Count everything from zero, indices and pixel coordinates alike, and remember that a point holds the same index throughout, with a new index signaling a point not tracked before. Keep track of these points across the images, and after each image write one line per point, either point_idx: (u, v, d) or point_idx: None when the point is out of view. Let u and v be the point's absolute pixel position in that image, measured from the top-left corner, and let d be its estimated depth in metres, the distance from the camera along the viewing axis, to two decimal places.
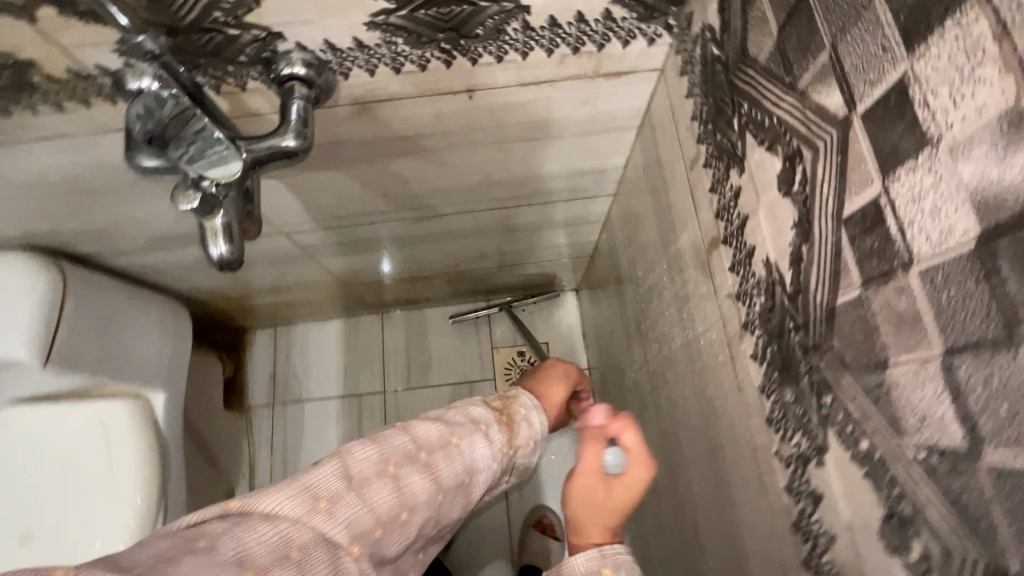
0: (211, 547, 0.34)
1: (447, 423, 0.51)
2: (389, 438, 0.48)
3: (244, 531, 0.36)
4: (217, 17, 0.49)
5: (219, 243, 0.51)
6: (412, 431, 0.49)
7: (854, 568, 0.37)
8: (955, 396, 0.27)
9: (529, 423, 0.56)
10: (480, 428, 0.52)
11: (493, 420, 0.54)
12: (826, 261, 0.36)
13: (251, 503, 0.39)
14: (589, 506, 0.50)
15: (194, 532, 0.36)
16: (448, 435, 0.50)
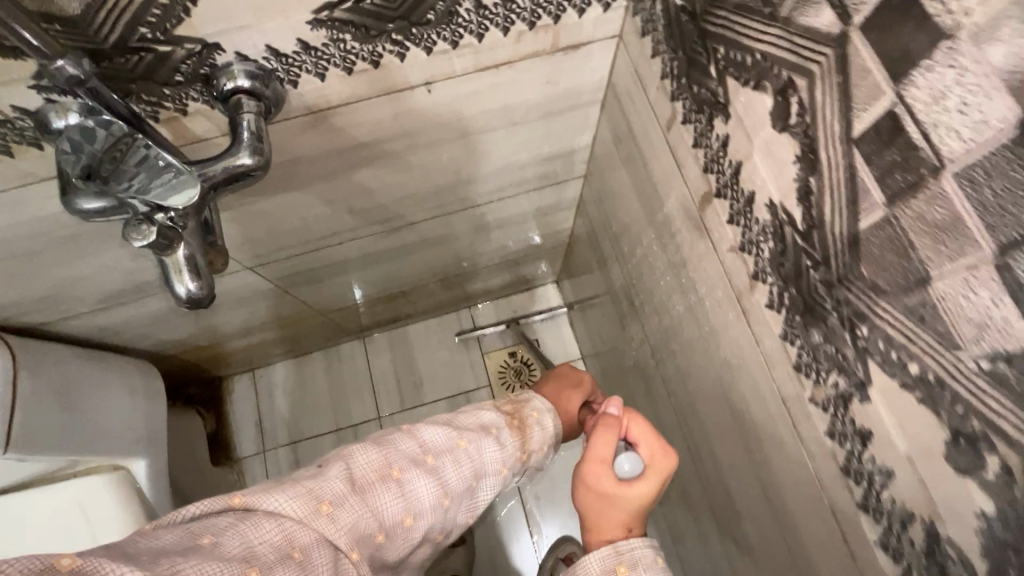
0: (213, 544, 0.39)
1: (457, 427, 0.53)
2: (397, 441, 0.51)
3: (245, 529, 0.41)
4: (144, 33, 0.45)
5: (185, 280, 0.47)
6: (421, 435, 0.52)
7: (920, 500, 0.36)
8: (1015, 295, 0.25)
9: (542, 427, 0.57)
10: (490, 433, 0.54)
11: (504, 424, 0.55)
12: (840, 187, 0.34)
13: (254, 503, 0.43)
14: (600, 498, 0.51)
15: (200, 526, 0.41)
16: (456, 439, 0.52)
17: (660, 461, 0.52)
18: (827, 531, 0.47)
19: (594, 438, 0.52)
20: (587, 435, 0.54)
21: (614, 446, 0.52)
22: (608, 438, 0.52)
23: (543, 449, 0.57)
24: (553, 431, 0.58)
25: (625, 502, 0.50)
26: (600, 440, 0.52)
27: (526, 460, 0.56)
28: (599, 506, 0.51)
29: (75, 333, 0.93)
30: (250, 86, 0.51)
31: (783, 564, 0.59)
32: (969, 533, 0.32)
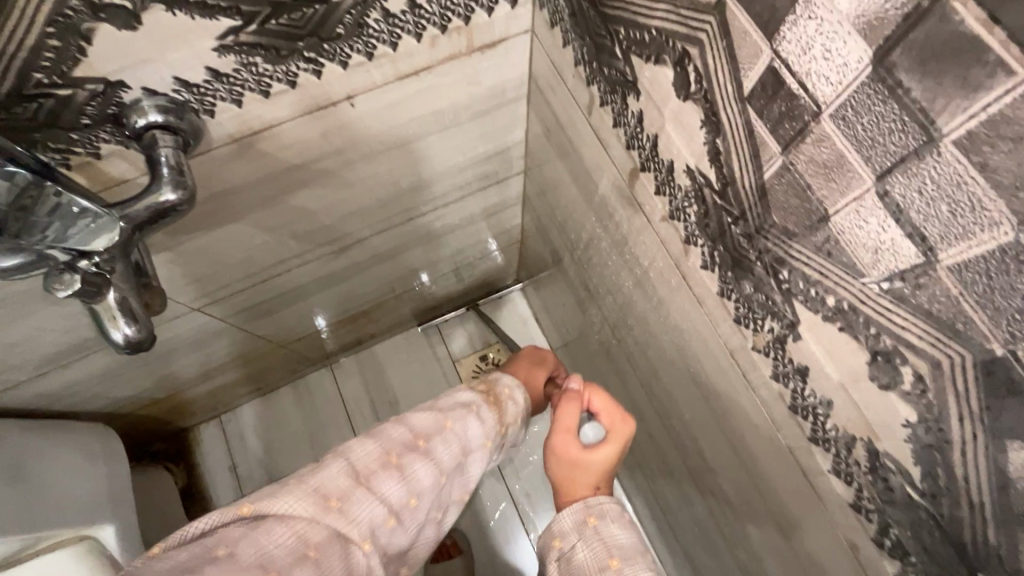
0: (229, 554, 0.39)
1: (440, 409, 0.53)
2: (388, 430, 0.51)
3: (260, 537, 0.41)
4: (40, 79, 0.43)
5: (122, 326, 0.46)
6: (408, 421, 0.52)
7: (857, 424, 0.38)
8: (897, 216, 0.28)
9: (513, 402, 0.59)
10: (473, 410, 0.54)
11: (482, 401, 0.56)
12: (742, 143, 0.37)
13: (261, 508, 0.43)
14: (567, 463, 0.52)
15: (211, 540, 0.41)
16: (443, 419, 0.52)
17: (621, 426, 0.53)
18: (789, 470, 0.50)
19: (559, 410, 0.54)
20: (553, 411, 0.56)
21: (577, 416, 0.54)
22: (572, 408, 0.54)
23: (517, 421, 0.59)
24: (523, 408, 0.60)
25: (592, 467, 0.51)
26: (565, 411, 0.54)
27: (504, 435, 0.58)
28: (563, 474, 0.52)
29: (15, 405, 0.88)
30: (163, 120, 0.50)
31: (759, 512, 0.62)
32: (901, 443, 0.35)
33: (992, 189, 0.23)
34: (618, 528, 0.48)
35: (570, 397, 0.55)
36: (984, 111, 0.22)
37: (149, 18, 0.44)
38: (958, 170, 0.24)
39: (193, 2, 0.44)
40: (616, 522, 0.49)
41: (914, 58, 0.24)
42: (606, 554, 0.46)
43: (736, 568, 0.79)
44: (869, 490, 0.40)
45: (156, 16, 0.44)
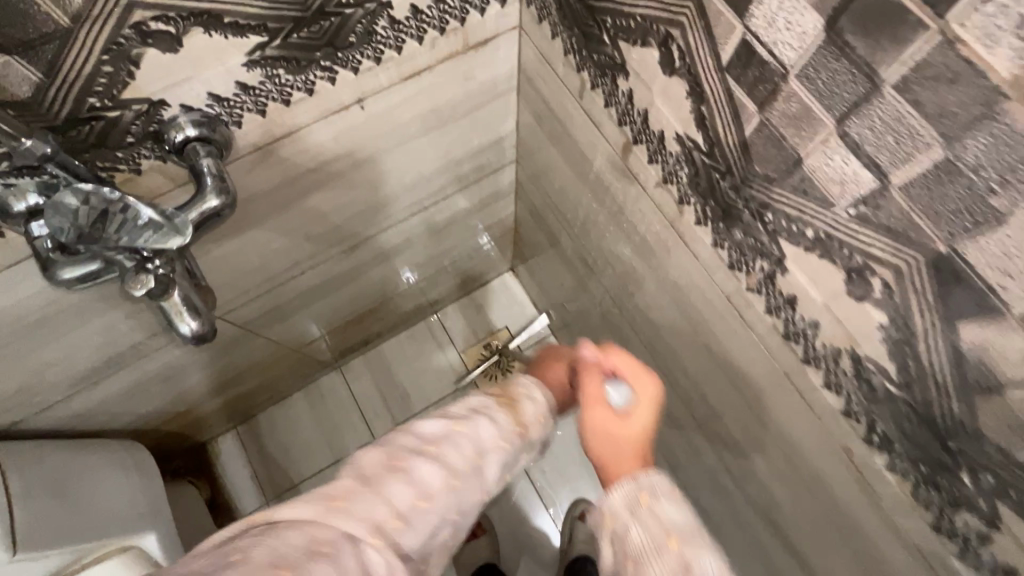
0: (239, 557, 0.42)
1: (449, 415, 0.57)
2: (398, 438, 0.55)
3: (268, 540, 0.44)
4: (93, 102, 0.48)
5: (187, 320, 0.52)
6: (416, 429, 0.56)
7: (841, 336, 0.45)
8: (856, 151, 0.34)
9: (532, 400, 0.63)
10: (482, 413, 0.58)
11: (493, 404, 0.60)
12: (724, 107, 0.43)
13: (271, 516, 0.47)
14: (604, 429, 0.55)
15: (225, 547, 0.44)
16: (451, 424, 0.56)
17: (649, 388, 0.57)
18: (788, 395, 0.57)
19: (582, 380, 0.58)
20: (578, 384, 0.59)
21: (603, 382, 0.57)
22: (595, 376, 0.58)
23: (539, 420, 0.62)
24: (544, 404, 0.63)
25: (631, 427, 0.54)
26: (589, 380, 0.58)
27: (525, 434, 0.60)
28: (606, 444, 0.54)
29: (50, 426, 0.91)
30: (198, 133, 0.54)
31: (763, 445, 0.69)
32: (878, 345, 0.42)
33: (924, 118, 0.30)
34: (671, 505, 0.48)
35: (590, 365, 0.58)
36: (911, 59, 0.29)
37: (189, 40, 0.49)
38: (897, 107, 0.31)
39: (227, 23, 0.49)
40: (668, 500, 0.49)
41: (857, 22, 0.31)
42: (664, 532, 0.46)
43: (746, 505, 0.87)
44: (857, 395, 0.47)
45: (195, 38, 0.49)
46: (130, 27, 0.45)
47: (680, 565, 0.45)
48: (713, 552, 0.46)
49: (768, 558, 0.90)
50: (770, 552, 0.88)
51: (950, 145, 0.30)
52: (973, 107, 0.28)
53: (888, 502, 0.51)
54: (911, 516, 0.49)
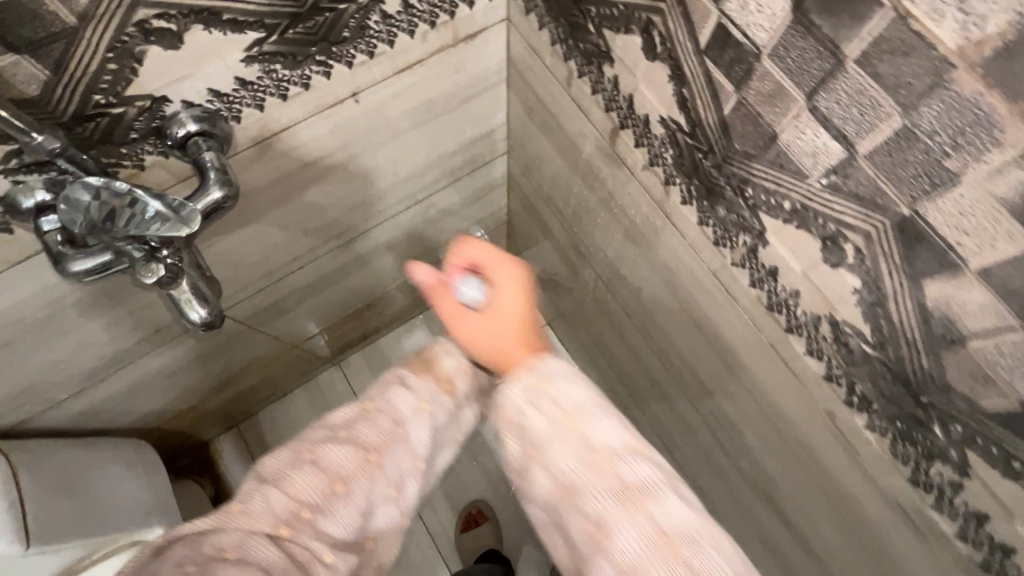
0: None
1: (360, 397, 0.54)
2: (307, 433, 0.51)
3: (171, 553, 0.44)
4: (98, 100, 0.50)
5: (197, 307, 0.54)
6: (326, 419, 0.52)
7: (820, 303, 0.47)
8: (825, 124, 0.37)
9: (449, 352, 0.57)
10: (395, 383, 0.54)
11: (409, 371, 0.55)
12: (704, 89, 0.46)
13: (175, 534, 0.46)
14: (478, 328, 0.56)
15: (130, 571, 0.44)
16: (361, 405, 0.53)
17: (503, 272, 0.57)
18: (774, 364, 0.59)
19: (436, 299, 0.58)
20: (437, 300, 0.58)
21: (454, 289, 0.57)
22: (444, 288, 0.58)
23: (463, 372, 0.56)
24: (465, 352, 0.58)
25: (502, 316, 0.56)
26: (443, 295, 0.58)
27: (453, 389, 0.56)
28: (489, 341, 0.56)
29: (57, 425, 0.93)
30: (200, 128, 0.56)
31: (754, 417, 0.71)
32: (853, 308, 0.44)
33: (884, 91, 0.33)
34: (567, 385, 0.50)
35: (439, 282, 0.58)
36: (869, 36, 0.32)
37: (189, 38, 0.51)
38: (860, 81, 0.33)
39: (226, 20, 0.51)
40: (562, 380, 0.51)
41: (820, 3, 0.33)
42: (560, 412, 0.49)
43: (740, 479, 0.90)
44: (837, 359, 0.50)
45: (195, 35, 0.51)
46: (133, 26, 0.47)
47: (582, 440, 0.48)
48: (613, 417, 0.50)
49: (763, 529, 0.93)
50: (764, 524, 0.91)
51: (909, 114, 0.32)
52: (926, 78, 0.30)
53: (869, 462, 0.54)
54: (891, 473, 0.52)
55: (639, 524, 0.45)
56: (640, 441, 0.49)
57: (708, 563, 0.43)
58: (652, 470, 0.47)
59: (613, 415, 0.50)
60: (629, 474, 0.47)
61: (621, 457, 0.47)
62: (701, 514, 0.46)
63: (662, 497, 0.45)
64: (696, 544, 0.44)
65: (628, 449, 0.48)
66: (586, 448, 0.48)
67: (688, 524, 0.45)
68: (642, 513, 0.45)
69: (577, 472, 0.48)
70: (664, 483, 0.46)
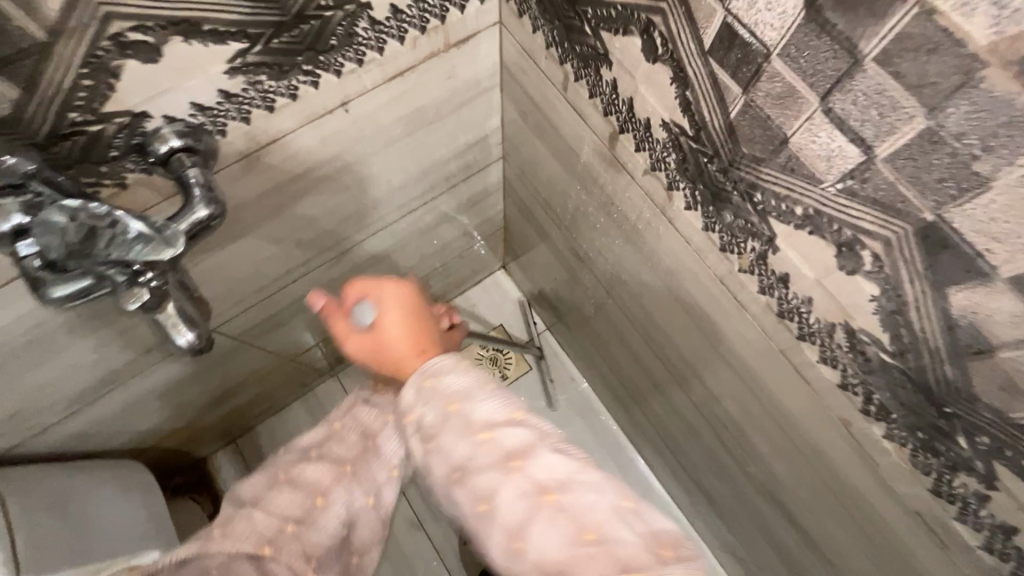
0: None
1: (330, 417, 0.61)
2: (284, 456, 0.59)
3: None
4: (74, 117, 0.48)
5: (184, 331, 0.53)
6: (301, 441, 0.60)
7: (834, 311, 0.46)
8: (840, 127, 0.35)
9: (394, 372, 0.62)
10: (361, 399, 0.61)
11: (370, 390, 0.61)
12: (709, 91, 0.44)
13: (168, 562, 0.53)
14: (374, 348, 0.57)
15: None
16: (331, 424, 0.60)
17: (388, 291, 0.59)
18: (784, 372, 0.57)
19: (334, 326, 0.60)
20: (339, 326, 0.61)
21: (350, 315, 0.60)
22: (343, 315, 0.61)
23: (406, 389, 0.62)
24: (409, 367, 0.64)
25: (387, 333, 0.57)
26: (340, 322, 0.60)
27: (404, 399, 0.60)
28: (381, 358, 0.57)
29: (46, 449, 0.90)
30: (183, 144, 0.54)
31: (763, 424, 0.70)
32: (871, 316, 0.42)
33: (906, 91, 0.31)
34: (450, 377, 0.52)
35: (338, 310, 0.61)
36: (891, 33, 0.30)
37: (168, 50, 0.48)
38: (880, 81, 0.32)
39: (207, 30, 0.49)
40: (448, 370, 0.52)
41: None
42: (444, 402, 0.51)
43: (749, 484, 0.88)
44: (852, 367, 0.48)
45: (174, 47, 0.48)
46: (107, 39, 0.45)
47: (460, 419, 0.50)
48: (492, 392, 0.51)
49: (773, 535, 0.91)
50: (775, 529, 0.89)
51: (934, 115, 0.30)
52: (954, 76, 0.29)
53: (887, 472, 0.52)
54: (911, 484, 0.50)
55: (518, 483, 0.47)
56: (516, 408, 0.50)
57: (583, 502, 0.46)
58: (527, 432, 0.49)
59: (493, 391, 0.51)
60: (505, 440, 0.49)
61: (499, 426, 0.49)
62: (577, 460, 0.48)
63: (537, 454, 0.48)
64: (570, 487, 0.47)
65: (505, 418, 0.50)
66: (468, 427, 0.50)
67: (563, 473, 0.47)
68: (519, 472, 0.47)
69: (463, 454, 0.49)
70: (537, 441, 0.48)
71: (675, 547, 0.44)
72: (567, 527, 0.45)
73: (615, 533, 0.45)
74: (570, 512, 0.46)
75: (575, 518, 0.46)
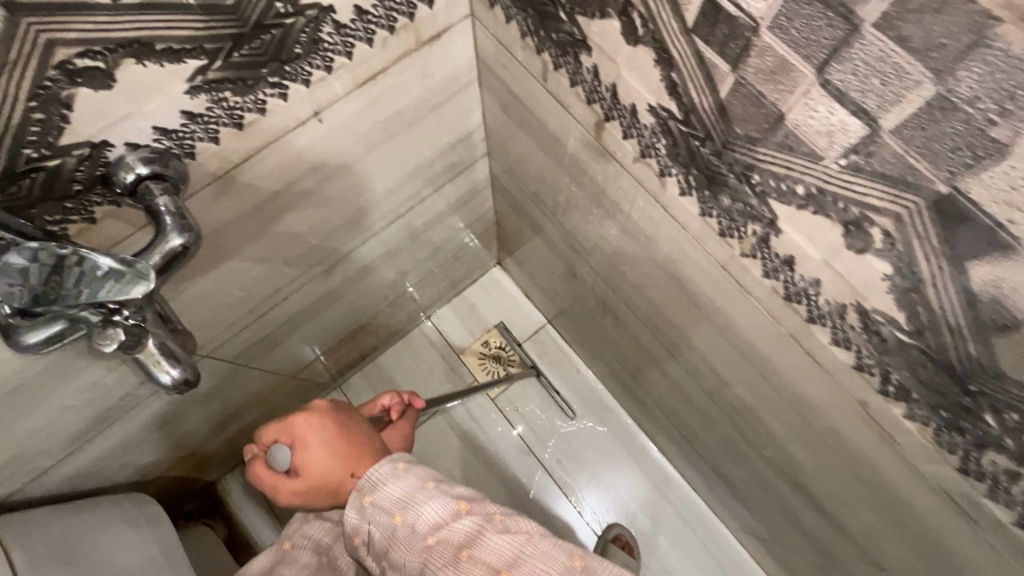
0: None
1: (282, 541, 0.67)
2: None
3: None
4: (29, 153, 0.45)
5: (167, 368, 0.51)
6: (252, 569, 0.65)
7: (844, 292, 0.43)
8: (840, 99, 0.33)
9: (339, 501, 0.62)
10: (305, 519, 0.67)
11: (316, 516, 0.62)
12: (695, 71, 0.41)
13: None
14: (308, 485, 0.56)
15: None
16: (283, 545, 0.66)
17: (302, 426, 0.57)
18: (796, 356, 0.55)
19: (256, 478, 0.58)
20: (258, 478, 0.58)
21: (270, 462, 0.58)
22: (262, 464, 0.58)
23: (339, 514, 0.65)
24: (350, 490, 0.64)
25: (316, 470, 0.56)
26: (261, 474, 0.58)
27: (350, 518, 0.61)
28: (320, 494, 0.57)
29: (50, 491, 0.89)
30: (150, 170, 0.51)
31: (777, 407, 0.68)
32: (885, 296, 0.40)
33: (911, 55, 0.28)
34: (391, 487, 0.54)
35: (257, 462, 0.58)
36: None
37: (123, 73, 0.46)
38: (881, 47, 0.29)
39: (160, 49, 0.46)
40: (387, 481, 0.54)
41: None
42: (389, 515, 0.53)
43: (767, 468, 0.86)
44: (867, 348, 0.46)
45: (128, 70, 0.46)
46: (54, 68, 0.43)
47: (407, 526, 0.52)
48: (431, 489, 0.53)
49: (795, 515, 0.90)
50: (797, 511, 0.88)
51: (943, 79, 0.28)
52: (963, 36, 0.26)
53: (910, 452, 0.50)
54: (936, 463, 0.48)
55: (470, 573, 0.48)
56: (458, 499, 0.52)
57: (534, 572, 0.48)
58: (471, 520, 0.51)
59: (431, 488, 0.53)
60: (451, 535, 0.50)
61: (443, 523, 0.51)
62: (523, 534, 0.50)
63: (482, 540, 0.50)
64: (519, 563, 0.48)
65: (449, 512, 0.52)
66: (415, 533, 0.52)
67: (509, 550, 0.49)
68: (468, 562, 0.49)
69: (417, 558, 0.51)
70: (482, 527, 0.50)
71: None
72: None
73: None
74: None
75: None
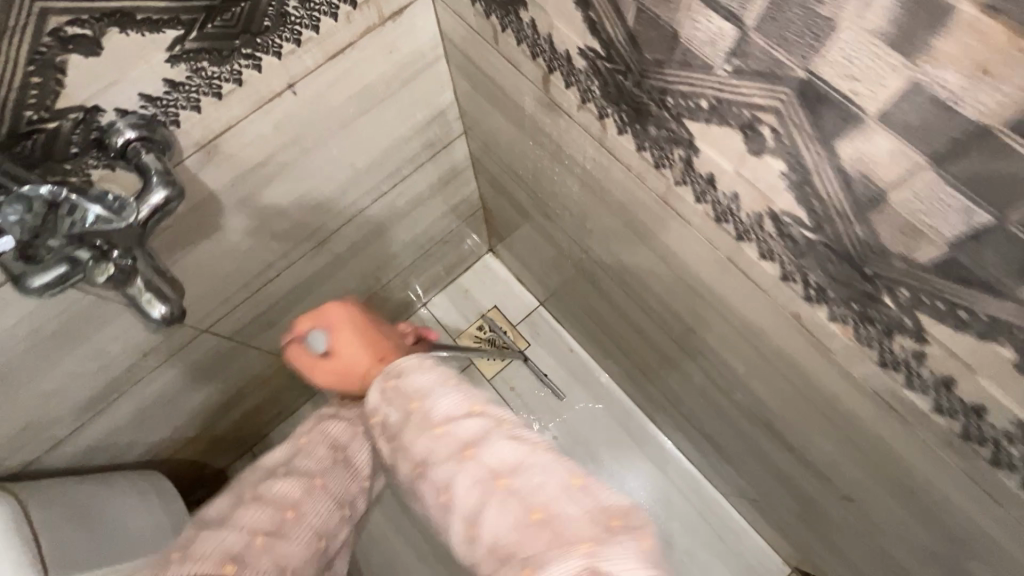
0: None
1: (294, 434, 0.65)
2: (248, 476, 0.61)
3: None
4: (31, 115, 0.52)
5: (157, 305, 0.59)
6: (264, 461, 0.62)
7: (757, 200, 0.47)
8: (713, 6, 0.38)
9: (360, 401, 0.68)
10: (325, 416, 0.66)
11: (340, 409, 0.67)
12: (607, 5, 0.46)
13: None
14: (339, 365, 0.65)
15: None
16: (297, 441, 0.64)
17: (337, 314, 0.67)
18: (737, 279, 0.59)
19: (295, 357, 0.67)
20: (294, 358, 0.67)
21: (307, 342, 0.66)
22: (298, 347, 0.67)
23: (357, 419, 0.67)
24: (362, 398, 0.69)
25: (347, 354, 0.65)
26: (299, 354, 0.67)
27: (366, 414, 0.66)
28: (347, 377, 0.66)
29: (66, 462, 0.95)
30: (138, 135, 0.58)
31: (735, 342, 0.71)
32: (786, 195, 0.44)
33: None
34: (415, 375, 0.59)
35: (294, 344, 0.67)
36: None
37: (109, 43, 0.53)
38: None
39: (140, 19, 0.53)
40: (412, 372, 0.60)
41: None
42: (407, 400, 0.58)
43: (741, 416, 0.89)
44: (787, 255, 0.50)
45: (113, 39, 0.52)
46: (48, 35, 0.49)
47: (421, 414, 0.57)
48: (449, 387, 0.58)
49: (774, 463, 0.92)
50: (774, 458, 0.90)
51: None
52: None
53: (842, 357, 0.54)
54: (863, 363, 0.52)
55: (472, 471, 0.53)
56: (473, 402, 0.57)
57: (533, 483, 0.51)
58: (481, 422, 0.55)
59: (450, 386, 0.58)
60: (460, 430, 0.55)
61: (456, 419, 0.56)
62: (529, 444, 0.53)
63: (489, 442, 0.53)
64: (521, 471, 0.52)
65: (462, 412, 0.56)
66: (428, 421, 0.56)
67: (513, 458, 0.52)
68: (472, 460, 0.53)
69: (426, 447, 0.56)
70: (491, 430, 0.54)
71: (625, 518, 0.48)
72: (517, 509, 0.50)
73: (562, 508, 0.49)
74: (518, 495, 0.50)
75: (525, 499, 0.50)
